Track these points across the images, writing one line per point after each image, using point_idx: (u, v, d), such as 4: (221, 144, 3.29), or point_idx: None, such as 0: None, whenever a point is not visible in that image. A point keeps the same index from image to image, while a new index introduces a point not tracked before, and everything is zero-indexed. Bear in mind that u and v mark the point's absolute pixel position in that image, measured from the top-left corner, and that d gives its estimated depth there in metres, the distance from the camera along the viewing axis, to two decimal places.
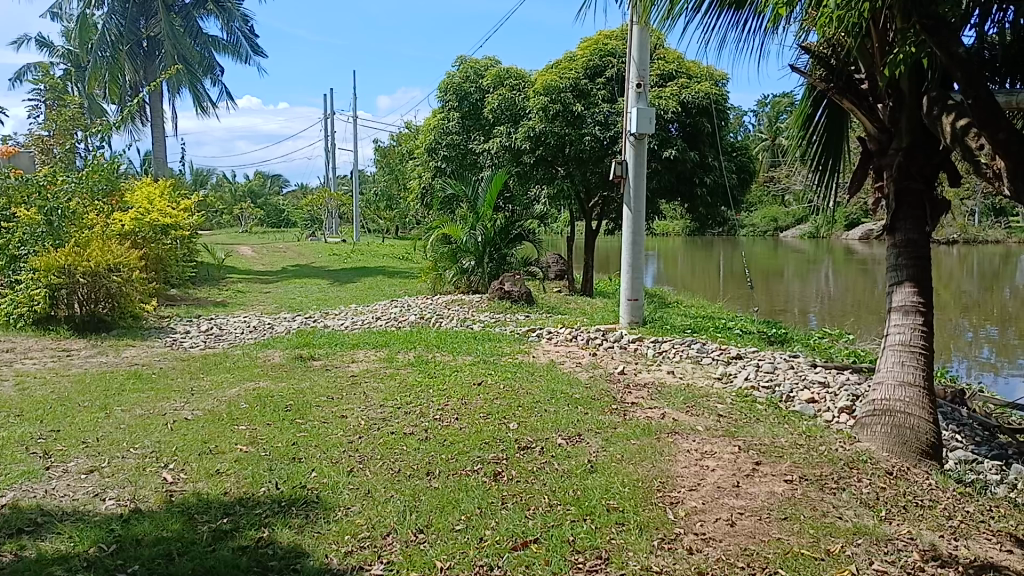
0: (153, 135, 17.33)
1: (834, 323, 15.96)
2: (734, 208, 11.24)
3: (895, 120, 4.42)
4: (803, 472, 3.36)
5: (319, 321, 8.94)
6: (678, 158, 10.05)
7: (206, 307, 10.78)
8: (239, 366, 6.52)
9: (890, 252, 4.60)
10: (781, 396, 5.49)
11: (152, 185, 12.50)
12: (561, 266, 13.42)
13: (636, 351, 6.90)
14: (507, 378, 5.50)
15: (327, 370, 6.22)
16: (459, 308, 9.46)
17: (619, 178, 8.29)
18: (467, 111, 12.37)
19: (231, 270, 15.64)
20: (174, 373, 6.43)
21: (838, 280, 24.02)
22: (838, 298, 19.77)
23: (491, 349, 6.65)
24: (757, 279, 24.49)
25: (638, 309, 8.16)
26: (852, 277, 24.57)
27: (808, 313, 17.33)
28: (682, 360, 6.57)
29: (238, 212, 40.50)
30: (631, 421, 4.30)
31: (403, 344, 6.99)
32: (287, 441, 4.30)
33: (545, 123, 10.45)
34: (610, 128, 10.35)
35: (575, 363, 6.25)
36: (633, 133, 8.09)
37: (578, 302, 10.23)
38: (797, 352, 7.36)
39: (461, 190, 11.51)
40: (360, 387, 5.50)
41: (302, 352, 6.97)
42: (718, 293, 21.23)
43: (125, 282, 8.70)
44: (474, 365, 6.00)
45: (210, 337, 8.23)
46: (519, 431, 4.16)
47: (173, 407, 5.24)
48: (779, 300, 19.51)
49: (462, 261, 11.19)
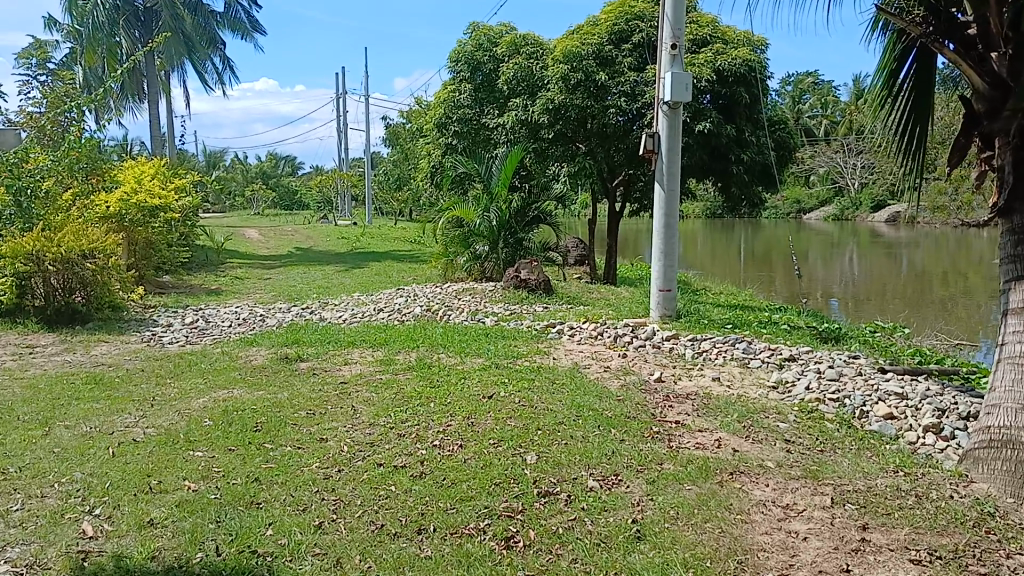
0: (150, 112, 16.50)
1: (859, 308, 14.94)
2: (772, 188, 10.24)
3: (1013, 72, 3.44)
4: (928, 544, 2.49)
5: (316, 313, 8.08)
6: (712, 132, 9.08)
7: (197, 296, 9.95)
8: (214, 369, 5.65)
9: (1004, 239, 3.65)
10: (853, 412, 4.58)
11: (143, 165, 11.63)
12: (581, 251, 12.47)
13: (672, 351, 6.00)
14: (524, 389, 4.57)
15: (315, 374, 5.33)
16: (470, 298, 8.57)
17: (650, 153, 7.30)
18: (480, 83, 11.43)
19: (231, 254, 14.83)
20: (139, 378, 5.58)
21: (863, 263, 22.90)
22: (863, 282, 18.70)
23: (506, 349, 5.74)
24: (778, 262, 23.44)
25: (670, 301, 7.24)
26: (878, 260, 23.45)
27: (835, 297, 16.39)
28: (727, 365, 5.65)
29: (249, 193, 39.71)
30: (682, 455, 3.37)
31: (405, 343, 6.09)
32: (246, 476, 3.43)
33: (565, 94, 9.52)
34: (637, 99, 9.37)
35: (603, 367, 5.33)
36: (668, 102, 7.05)
37: (601, 291, 9.31)
38: (858, 353, 6.42)
39: (473, 168, 10.57)
40: (348, 399, 4.60)
41: (289, 351, 6.09)
42: (737, 276, 20.18)
43: (100, 270, 7.85)
44: (485, 369, 5.09)
45: (193, 332, 7.39)
46: (536, 468, 3.25)
47: (124, 424, 4.37)
48: (804, 284, 18.54)
49: (474, 246, 10.29)
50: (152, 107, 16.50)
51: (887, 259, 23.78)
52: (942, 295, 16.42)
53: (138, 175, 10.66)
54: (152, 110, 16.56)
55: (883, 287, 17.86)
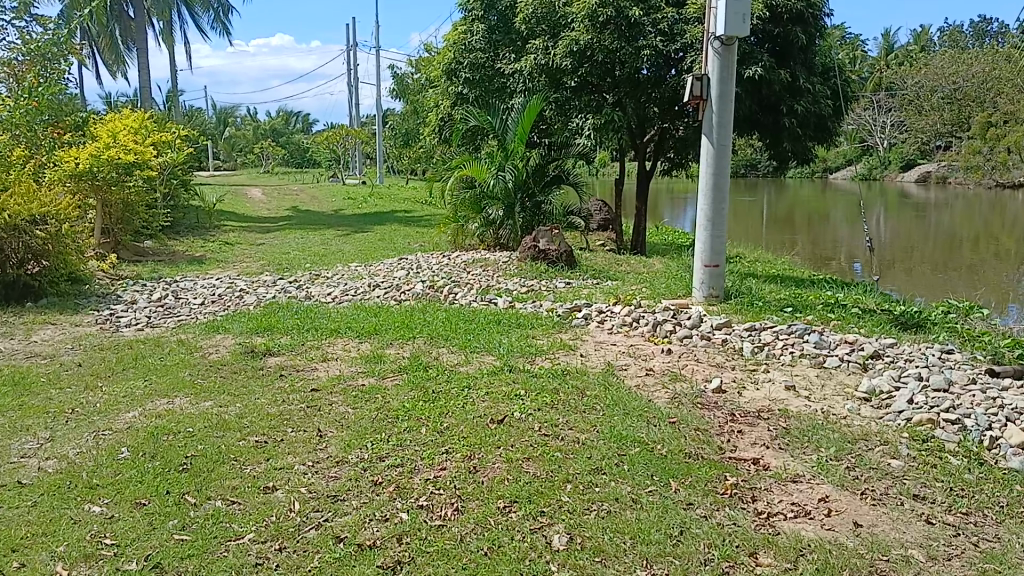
0: (140, 60, 15.30)
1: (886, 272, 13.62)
2: (826, 143, 9.07)
3: None
4: None
5: (303, 288, 6.98)
6: (765, 77, 7.86)
7: (176, 265, 8.87)
8: (163, 366, 4.57)
9: None
10: (981, 442, 3.45)
11: (123, 118, 10.47)
12: (605, 214, 11.27)
13: (727, 345, 4.88)
14: (545, 408, 3.46)
15: (281, 377, 4.23)
16: (481, 272, 7.47)
17: (697, 101, 6.04)
18: (495, 24, 10.20)
19: (225, 217, 13.70)
20: (70, 376, 4.52)
21: (890, 224, 21.52)
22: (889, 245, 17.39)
23: (522, 344, 4.63)
24: (801, 223, 22.08)
25: (718, 278, 6.08)
26: (905, 221, 22.07)
27: (858, 259, 15.27)
28: (800, 367, 4.55)
29: (258, 149, 38.37)
30: (784, 538, 2.30)
31: (398, 333, 5.00)
32: (146, 559, 2.38)
33: (591, 35, 8.37)
34: (675, 40, 8.16)
35: (644, 370, 4.21)
36: (721, 37, 5.82)
37: (631, 262, 8.18)
38: (951, 345, 5.28)
39: (486, 122, 9.38)
40: (315, 418, 3.52)
41: (257, 342, 5.00)
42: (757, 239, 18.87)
43: (53, 239, 6.76)
44: (495, 374, 4.00)
45: (156, 312, 6.30)
46: (567, 563, 2.18)
47: (16, 454, 3.30)
48: (826, 246, 17.41)
49: (487, 210, 9.13)
50: (141, 57, 15.28)
51: (914, 220, 22.57)
52: (973, 258, 15.27)
53: (113, 129, 9.53)
54: (141, 58, 15.34)
55: (912, 250, 16.53)
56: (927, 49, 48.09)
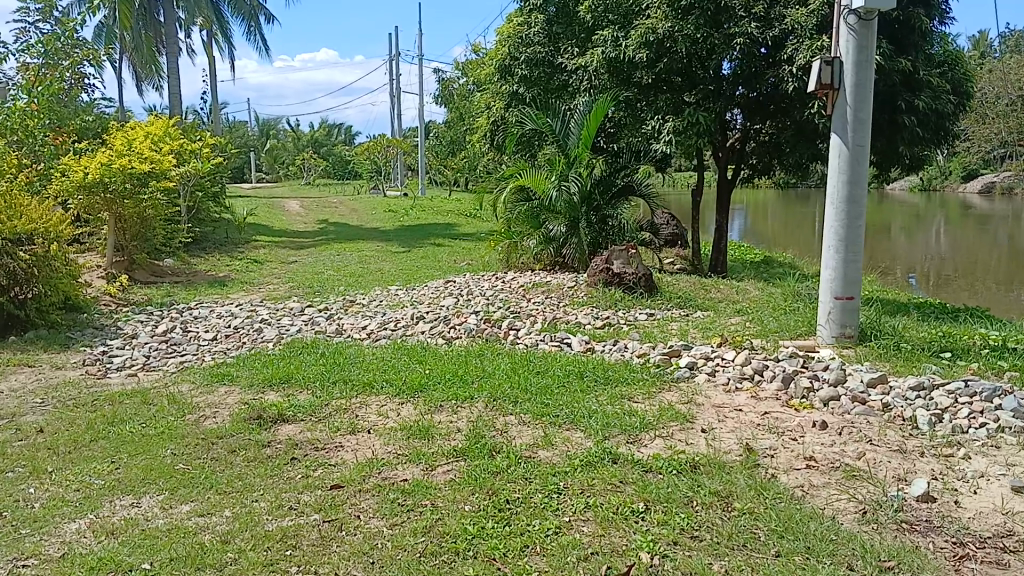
0: (171, 65, 14.44)
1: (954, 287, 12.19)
2: (942, 146, 7.71)
3: None
4: None
5: (334, 321, 5.85)
6: (883, 67, 6.59)
7: (196, 288, 7.82)
8: (141, 437, 3.44)
9: None
10: None
11: (145, 124, 9.53)
12: (675, 229, 10.00)
13: (894, 416, 3.59)
14: (685, 544, 2.23)
15: (293, 462, 3.06)
16: (544, 300, 6.26)
17: (825, 91, 4.76)
18: (556, 14, 9.04)
19: (257, 232, 12.71)
20: (18, 451, 3.39)
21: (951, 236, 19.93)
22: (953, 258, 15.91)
23: (617, 412, 3.40)
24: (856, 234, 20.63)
25: (851, 314, 4.78)
26: (968, 234, 20.49)
27: (919, 271, 13.95)
28: (1009, 451, 3.27)
29: (299, 162, 37.68)
30: None
31: (450, 390, 3.82)
32: None
33: (671, 22, 7.15)
34: (772, 26, 6.96)
35: (802, 460, 2.95)
36: (858, 8, 4.57)
37: (720, 288, 6.91)
38: None
39: (544, 124, 8.20)
40: (332, 548, 2.33)
41: (269, 401, 3.85)
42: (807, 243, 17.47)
43: (39, 261, 5.72)
44: (592, 467, 2.78)
45: (157, 351, 5.20)
46: None
47: None
48: (885, 259, 15.94)
49: (547, 224, 7.92)
50: (172, 62, 14.40)
51: (974, 232, 21.07)
52: None
53: (130, 136, 8.55)
54: (172, 63, 14.45)
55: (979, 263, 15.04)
56: (985, 54, 45.77)
